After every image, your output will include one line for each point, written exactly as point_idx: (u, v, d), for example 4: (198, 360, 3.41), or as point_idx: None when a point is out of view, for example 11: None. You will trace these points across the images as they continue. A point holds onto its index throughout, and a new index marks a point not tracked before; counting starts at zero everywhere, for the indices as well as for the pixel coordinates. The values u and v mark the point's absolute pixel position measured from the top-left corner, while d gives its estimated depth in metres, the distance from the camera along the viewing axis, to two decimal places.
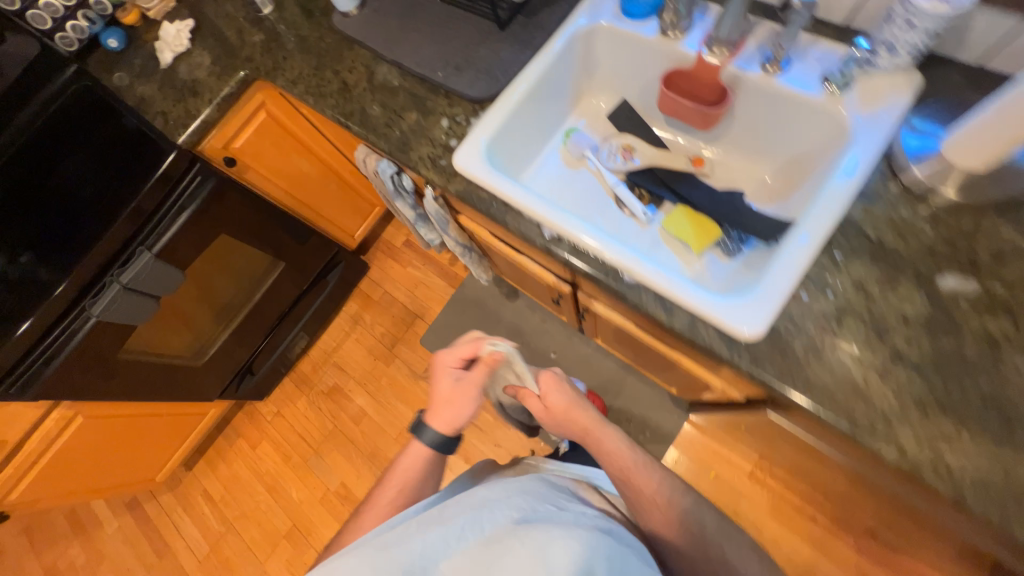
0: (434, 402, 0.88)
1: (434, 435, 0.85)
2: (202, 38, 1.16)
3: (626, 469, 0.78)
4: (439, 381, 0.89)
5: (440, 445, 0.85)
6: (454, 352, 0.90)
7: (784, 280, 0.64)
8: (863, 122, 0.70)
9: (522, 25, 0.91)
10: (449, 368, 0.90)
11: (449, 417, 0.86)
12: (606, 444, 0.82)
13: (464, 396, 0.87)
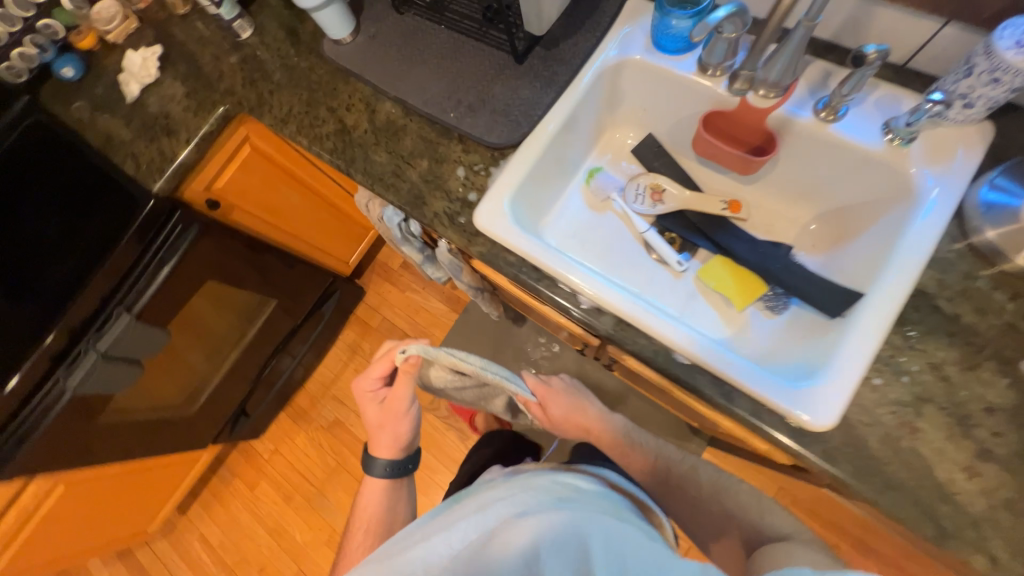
0: (372, 431, 0.96)
1: (383, 463, 0.96)
2: (173, 65, 1.03)
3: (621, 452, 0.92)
4: (369, 410, 0.95)
5: (395, 469, 0.96)
6: (369, 375, 0.92)
7: (857, 365, 0.58)
8: (931, 181, 0.64)
9: (543, 58, 0.82)
10: (371, 392, 0.94)
11: (390, 442, 0.95)
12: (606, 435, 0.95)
13: (395, 417, 0.94)
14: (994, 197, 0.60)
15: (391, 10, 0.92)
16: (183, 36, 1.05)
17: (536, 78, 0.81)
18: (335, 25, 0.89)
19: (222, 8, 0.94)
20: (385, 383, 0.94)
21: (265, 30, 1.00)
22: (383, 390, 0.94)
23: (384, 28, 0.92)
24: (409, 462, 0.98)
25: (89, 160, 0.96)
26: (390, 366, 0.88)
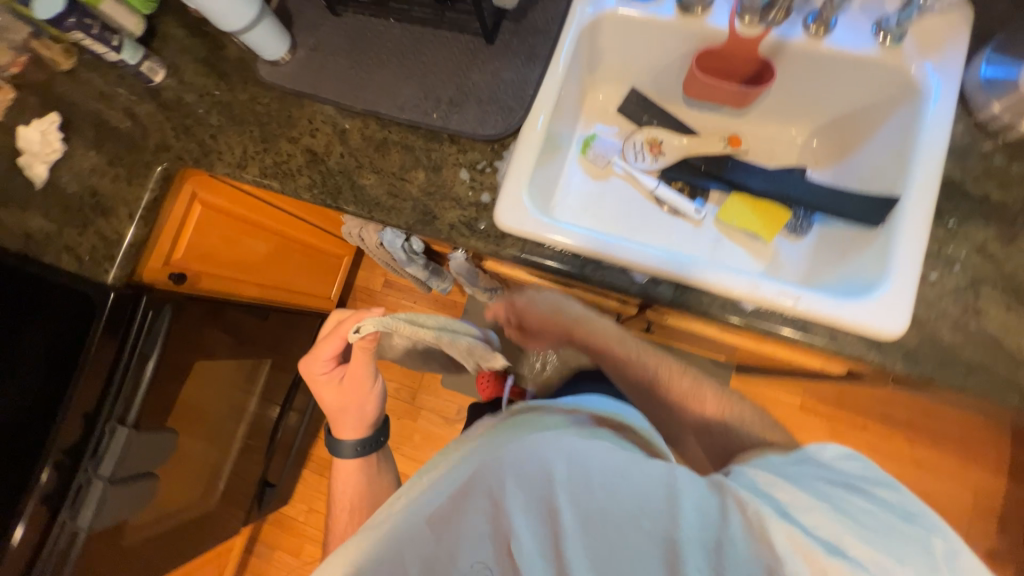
0: (333, 416, 0.91)
1: (352, 444, 0.91)
2: (79, 132, 0.87)
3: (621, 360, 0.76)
4: (327, 394, 0.90)
5: (366, 447, 0.92)
6: (323, 354, 0.86)
7: (912, 266, 0.61)
8: (931, 71, 0.65)
9: (514, 32, 0.75)
10: (327, 371, 0.89)
11: (356, 422, 0.91)
12: (600, 338, 0.80)
13: (356, 394, 0.90)
14: (992, 73, 0.62)
15: (327, 14, 0.82)
16: (78, 94, 0.88)
17: (515, 55, 0.75)
18: (270, 45, 0.77)
19: (124, 52, 0.80)
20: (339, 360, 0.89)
21: (180, 67, 0.86)
22: (338, 368, 0.89)
23: (325, 36, 0.81)
24: (380, 436, 0.94)
25: (28, 272, 0.82)
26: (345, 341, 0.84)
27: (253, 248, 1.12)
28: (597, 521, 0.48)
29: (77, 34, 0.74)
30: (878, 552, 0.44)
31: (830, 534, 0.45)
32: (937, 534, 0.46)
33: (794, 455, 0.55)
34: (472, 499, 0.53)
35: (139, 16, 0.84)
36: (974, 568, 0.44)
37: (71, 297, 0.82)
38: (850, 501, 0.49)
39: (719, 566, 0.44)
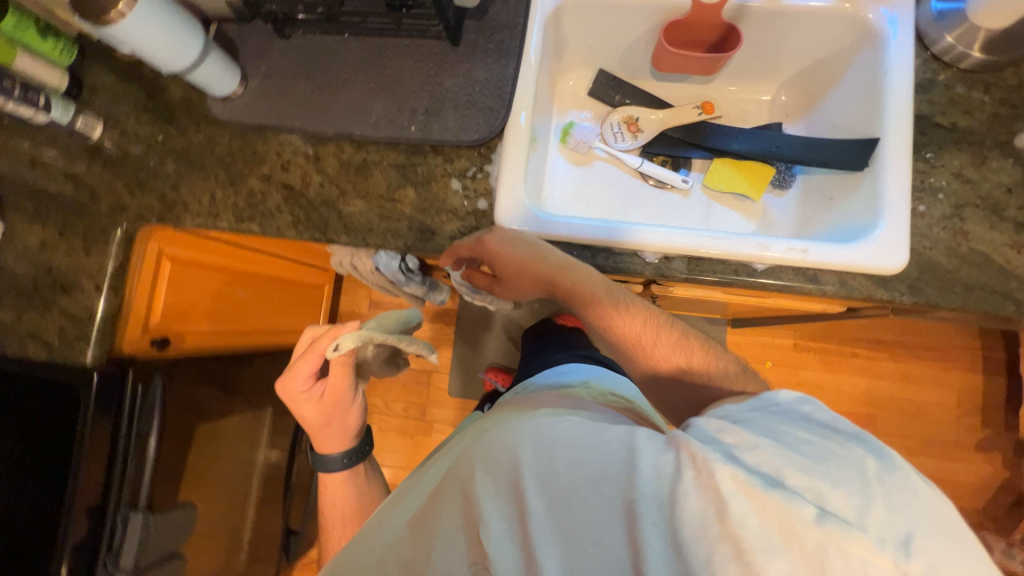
0: (316, 432, 0.87)
1: (338, 456, 0.88)
2: (17, 206, 0.79)
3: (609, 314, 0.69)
4: (307, 412, 0.84)
5: (352, 458, 0.89)
6: (300, 373, 0.79)
7: (904, 203, 0.64)
8: (886, 15, 0.68)
9: (479, 29, 0.73)
10: (304, 389, 0.82)
11: (341, 435, 0.88)
12: (592, 292, 0.67)
13: (339, 411, 0.85)
14: (944, 6, 0.67)
15: (274, 37, 0.76)
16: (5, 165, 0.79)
17: (484, 53, 0.72)
18: (221, 81, 0.72)
19: (53, 110, 0.72)
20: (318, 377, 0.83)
21: (119, 118, 0.79)
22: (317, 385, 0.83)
23: (277, 61, 0.76)
24: (366, 445, 0.92)
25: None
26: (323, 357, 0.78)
27: (234, 296, 1.06)
28: (560, 496, 0.48)
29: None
30: (817, 482, 0.43)
31: (773, 472, 0.45)
32: (870, 454, 0.46)
33: (754, 402, 0.55)
34: (446, 497, 0.52)
35: (60, 67, 0.76)
36: (903, 481, 0.43)
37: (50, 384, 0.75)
38: (793, 434, 0.49)
39: (673, 519, 0.45)
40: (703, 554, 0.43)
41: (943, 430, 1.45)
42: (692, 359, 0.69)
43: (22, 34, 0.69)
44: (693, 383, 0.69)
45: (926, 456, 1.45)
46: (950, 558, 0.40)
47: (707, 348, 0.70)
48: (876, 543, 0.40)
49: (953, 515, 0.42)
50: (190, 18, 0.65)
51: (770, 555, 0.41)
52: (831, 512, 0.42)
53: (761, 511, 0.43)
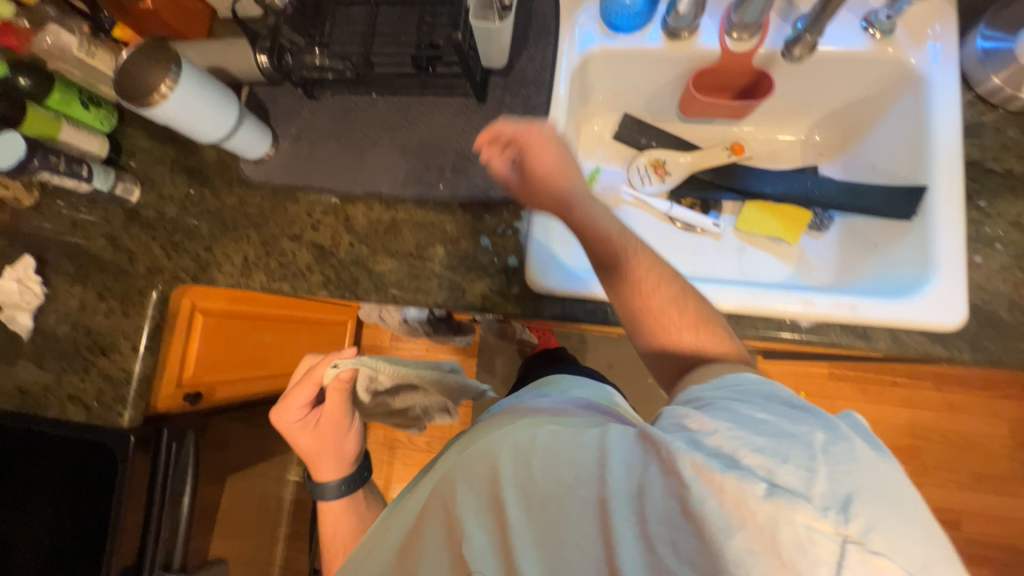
0: (311, 459, 0.85)
1: (336, 484, 0.85)
2: (59, 270, 0.81)
3: (611, 254, 0.59)
4: (303, 441, 0.83)
5: (350, 485, 0.86)
6: (295, 400, 0.80)
7: (959, 256, 0.61)
8: (926, 59, 0.66)
9: (504, 86, 0.73)
10: (299, 416, 0.82)
11: (337, 462, 0.85)
12: (600, 226, 0.59)
13: (336, 437, 0.84)
14: (991, 44, 0.63)
15: (304, 99, 0.78)
16: (49, 228, 0.82)
17: (511, 109, 0.73)
18: (253, 145, 0.73)
19: (95, 180, 0.75)
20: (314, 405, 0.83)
21: (155, 180, 0.81)
22: (314, 413, 0.83)
23: (307, 122, 0.78)
24: (364, 471, 0.89)
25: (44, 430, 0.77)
26: (317, 385, 0.78)
27: (262, 342, 1.06)
28: (538, 502, 0.43)
29: (43, 174, 0.69)
30: (767, 456, 0.37)
31: (724, 450, 0.38)
32: (820, 425, 0.40)
33: (719, 383, 0.49)
34: (430, 515, 0.50)
35: (101, 134, 0.79)
36: (854, 448, 0.37)
37: (91, 446, 0.77)
38: (750, 414, 0.42)
39: (642, 511, 0.38)
40: (668, 545, 0.37)
41: (997, 466, 1.36)
42: (691, 329, 0.57)
43: (68, 106, 0.73)
44: (681, 353, 0.57)
45: (980, 494, 1.36)
46: (905, 530, 0.33)
47: (719, 327, 0.57)
48: (822, 512, 0.33)
49: (904, 482, 0.37)
50: (225, 91, 0.67)
51: (727, 540, 0.35)
52: (784, 485, 0.35)
53: (722, 498, 0.35)
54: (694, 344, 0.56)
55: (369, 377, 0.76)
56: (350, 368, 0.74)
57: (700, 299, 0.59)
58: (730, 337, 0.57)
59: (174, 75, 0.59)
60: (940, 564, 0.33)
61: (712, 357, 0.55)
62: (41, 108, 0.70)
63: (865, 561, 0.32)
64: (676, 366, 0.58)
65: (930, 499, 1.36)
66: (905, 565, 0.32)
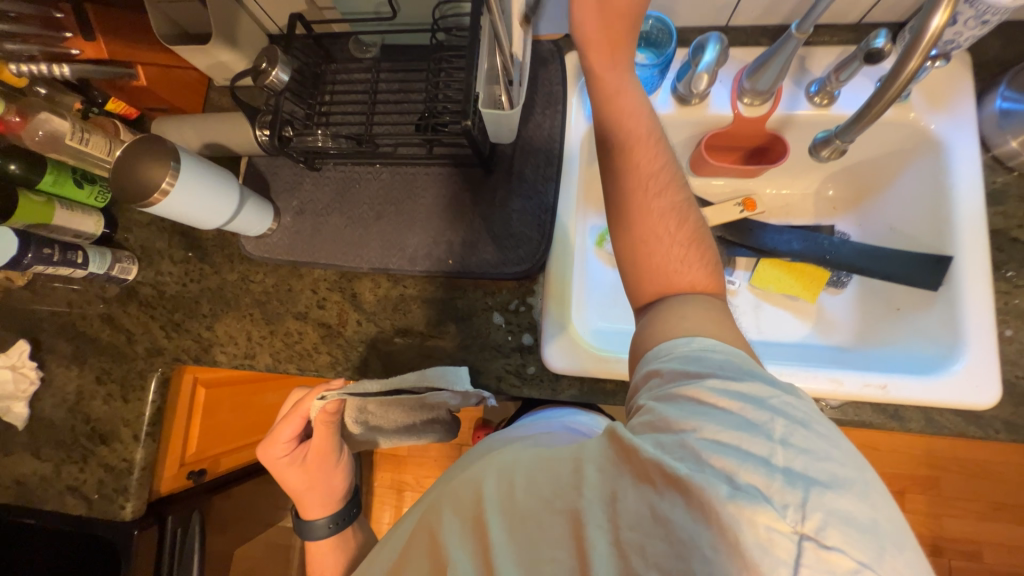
0: (296, 496, 0.68)
1: (325, 521, 0.68)
2: (54, 353, 0.78)
3: (636, 139, 0.52)
4: (290, 478, 0.67)
5: (342, 522, 0.69)
6: (281, 427, 0.66)
7: (987, 333, 0.60)
8: (946, 125, 0.65)
9: (512, 158, 0.71)
10: (284, 447, 0.67)
11: (327, 494, 0.68)
12: (630, 103, 0.52)
13: (325, 470, 0.68)
14: (1009, 105, 0.62)
15: (305, 170, 0.75)
16: (42, 308, 0.79)
17: (520, 182, 0.71)
18: (255, 224, 0.71)
19: (91, 265, 0.72)
20: (303, 437, 0.69)
21: (153, 255, 0.78)
22: (303, 446, 0.68)
23: (309, 195, 0.75)
24: (355, 506, 0.71)
25: (49, 526, 0.74)
26: (307, 414, 0.65)
27: (265, 402, 1.06)
28: (520, 521, 0.41)
29: (38, 266, 0.67)
30: (726, 454, 0.35)
31: (686, 452, 0.36)
32: (780, 411, 0.37)
33: (692, 358, 0.43)
34: (417, 549, 0.48)
35: (96, 212, 0.76)
36: (811, 438, 0.35)
37: (96, 542, 0.75)
38: (716, 397, 0.39)
39: (614, 516, 0.37)
40: (638, 552, 0.35)
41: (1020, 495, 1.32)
42: (686, 250, 0.51)
43: (61, 188, 0.70)
44: (664, 274, 0.51)
45: (1007, 523, 1.32)
46: (859, 519, 0.32)
47: (712, 265, 0.52)
48: (779, 511, 0.31)
49: (857, 465, 0.35)
50: (226, 177, 0.65)
51: (695, 548, 0.33)
52: (745, 486, 0.33)
53: (697, 511, 0.33)
54: (680, 269, 0.50)
55: (359, 409, 0.65)
56: (338, 400, 0.62)
57: (702, 229, 0.53)
58: (719, 276, 0.52)
59: (174, 170, 0.57)
60: (893, 550, 0.31)
61: (692, 287, 0.50)
62: (33, 194, 0.67)
63: (821, 558, 0.30)
64: (652, 284, 0.51)
65: (951, 529, 1.34)
66: (860, 556, 0.30)
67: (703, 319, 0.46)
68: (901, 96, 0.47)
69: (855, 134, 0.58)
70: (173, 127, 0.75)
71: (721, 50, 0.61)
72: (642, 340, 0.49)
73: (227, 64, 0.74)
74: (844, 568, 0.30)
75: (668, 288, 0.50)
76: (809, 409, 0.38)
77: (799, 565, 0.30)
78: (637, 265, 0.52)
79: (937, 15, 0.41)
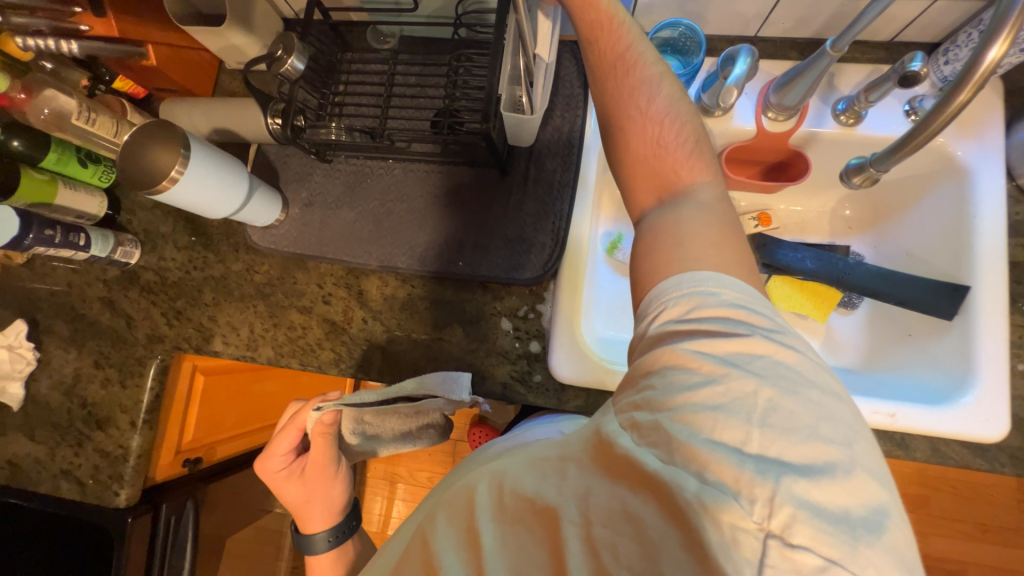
0: (295, 510, 0.67)
1: (324, 534, 0.67)
2: (51, 334, 0.76)
3: (597, 29, 0.52)
4: (287, 491, 0.67)
5: (341, 535, 0.68)
6: (279, 440, 0.66)
7: (999, 366, 0.59)
8: (973, 150, 0.64)
9: (528, 161, 0.70)
10: (281, 462, 0.66)
11: (327, 507, 0.67)
12: (605, 8, 0.52)
13: (323, 481, 0.67)
14: None
15: (315, 161, 0.73)
16: (41, 288, 0.77)
17: (535, 185, 0.69)
18: (264, 214, 0.70)
19: (93, 248, 0.70)
20: (300, 452, 0.69)
21: (156, 240, 0.77)
22: (300, 460, 0.68)
23: (318, 187, 0.73)
24: (355, 518, 0.70)
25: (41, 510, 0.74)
26: (304, 425, 0.65)
27: (263, 392, 1.04)
28: (511, 525, 0.43)
29: (40, 248, 0.66)
30: (696, 441, 0.34)
31: (659, 440, 0.36)
32: (764, 375, 0.36)
33: (681, 314, 0.42)
34: (411, 556, 0.48)
35: (100, 193, 0.74)
36: (793, 414, 0.34)
37: (91, 528, 0.74)
38: (691, 373, 0.37)
39: (585, 513, 0.38)
40: (610, 550, 0.37)
41: (1009, 518, 1.32)
42: (666, 124, 0.51)
43: (64, 166, 0.68)
44: (646, 159, 0.51)
45: (992, 545, 1.33)
46: (833, 509, 0.31)
47: (697, 145, 0.51)
48: (744, 508, 0.31)
49: (844, 442, 0.33)
50: (237, 168, 0.63)
51: (664, 549, 0.34)
52: (714, 482, 0.33)
53: (670, 514, 0.34)
54: (659, 151, 0.51)
55: (357, 419, 0.64)
56: (335, 410, 0.62)
57: (686, 107, 0.52)
58: (706, 154, 0.51)
59: (184, 158, 0.55)
60: (868, 538, 0.30)
61: (679, 172, 0.50)
62: (36, 172, 0.65)
63: (786, 557, 0.30)
64: (639, 183, 0.52)
65: (939, 548, 1.35)
66: (829, 552, 0.29)
67: (704, 246, 0.45)
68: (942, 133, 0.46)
69: (891, 163, 0.57)
70: (183, 111, 0.73)
71: (751, 62, 0.59)
72: (635, 259, 0.49)
73: (240, 48, 0.71)
74: (809, 567, 0.29)
75: (656, 180, 0.51)
76: (798, 375, 0.36)
77: (764, 565, 0.30)
78: (621, 161, 0.53)
79: (995, 47, 0.40)
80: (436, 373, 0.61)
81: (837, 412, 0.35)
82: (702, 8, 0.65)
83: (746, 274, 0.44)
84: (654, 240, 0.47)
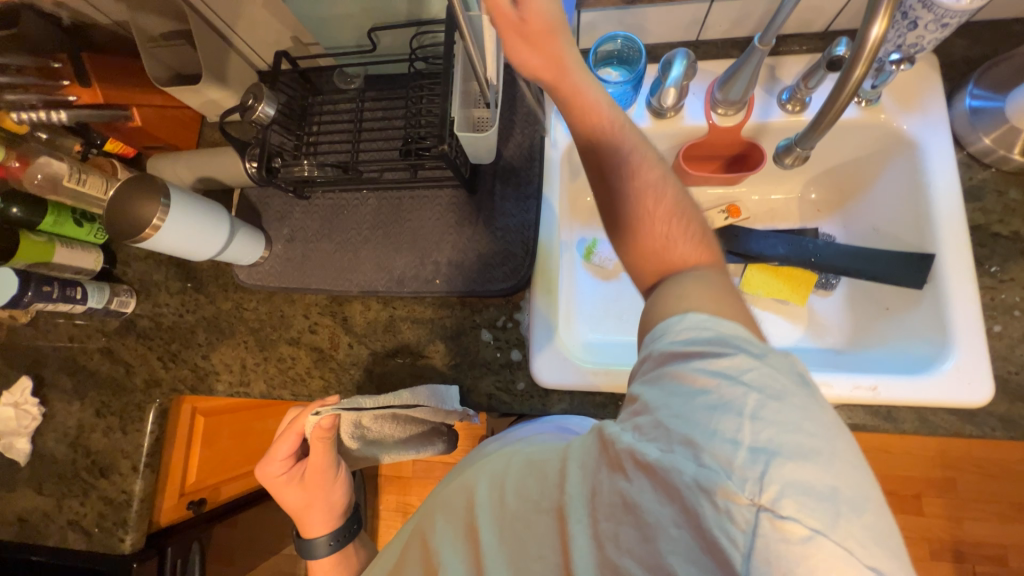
0: (297, 515, 0.68)
1: (325, 539, 0.68)
2: (54, 387, 0.79)
3: (579, 110, 0.52)
4: (286, 495, 0.67)
5: (342, 539, 0.69)
6: (279, 448, 0.66)
7: (974, 330, 0.59)
8: (919, 125, 0.66)
9: (496, 176, 0.73)
10: (281, 469, 0.67)
11: (327, 512, 0.68)
12: (590, 97, 0.52)
13: (322, 486, 0.68)
14: (978, 102, 0.63)
15: (294, 199, 0.77)
16: (44, 344, 0.80)
17: (504, 200, 0.72)
18: (249, 252, 0.73)
19: (90, 300, 0.74)
20: (300, 457, 0.69)
21: (149, 287, 0.80)
22: (300, 465, 0.68)
23: (299, 223, 0.77)
24: (356, 521, 0.71)
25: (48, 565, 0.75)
26: (301, 434, 0.65)
27: (266, 429, 1.12)
28: (509, 523, 0.43)
29: (39, 304, 0.70)
30: (695, 432, 0.34)
31: (659, 434, 0.35)
32: (756, 384, 0.35)
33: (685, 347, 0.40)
34: (410, 556, 0.51)
35: (95, 249, 0.78)
36: (782, 411, 0.33)
37: None
38: (689, 385, 0.37)
39: (593, 510, 0.37)
40: (613, 541, 0.36)
41: None
42: (676, 227, 0.50)
43: (60, 228, 0.72)
44: (654, 249, 0.50)
45: None
46: (819, 487, 0.30)
47: (704, 237, 0.51)
48: (738, 485, 0.30)
49: (827, 435, 0.32)
50: (218, 210, 0.67)
51: (660, 528, 0.33)
52: (710, 464, 0.32)
53: (663, 493, 0.33)
54: (670, 245, 0.50)
55: (353, 425, 0.63)
56: (333, 416, 0.60)
57: (690, 203, 0.52)
58: (712, 246, 0.51)
59: (164, 207, 0.59)
60: (850, 516, 0.30)
61: (686, 262, 0.49)
62: (34, 235, 0.70)
63: (777, 528, 0.29)
64: (644, 262, 0.51)
65: (972, 533, 1.29)
66: (812, 523, 0.29)
67: (702, 296, 0.44)
68: (855, 97, 0.49)
69: (813, 141, 0.59)
70: (169, 164, 0.77)
71: (688, 64, 0.63)
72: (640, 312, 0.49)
73: (217, 102, 0.76)
74: (797, 536, 0.29)
75: (658, 263, 0.50)
76: (790, 383, 0.35)
77: (755, 535, 0.30)
78: (622, 234, 0.53)
79: (876, 25, 0.43)
80: (423, 386, 0.64)
81: (821, 409, 0.34)
82: (641, 20, 0.69)
83: (736, 308, 0.43)
84: (659, 298, 0.47)
